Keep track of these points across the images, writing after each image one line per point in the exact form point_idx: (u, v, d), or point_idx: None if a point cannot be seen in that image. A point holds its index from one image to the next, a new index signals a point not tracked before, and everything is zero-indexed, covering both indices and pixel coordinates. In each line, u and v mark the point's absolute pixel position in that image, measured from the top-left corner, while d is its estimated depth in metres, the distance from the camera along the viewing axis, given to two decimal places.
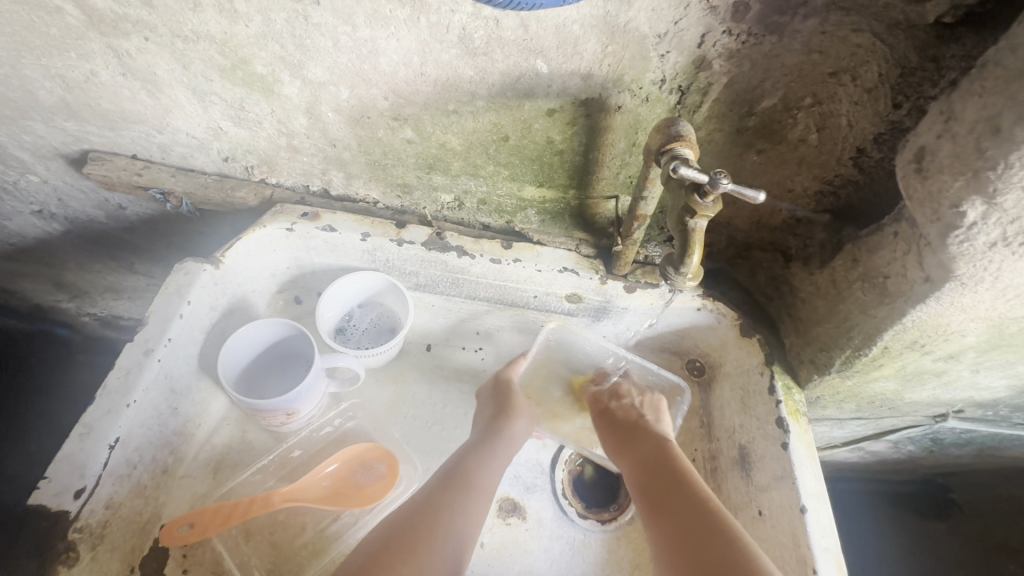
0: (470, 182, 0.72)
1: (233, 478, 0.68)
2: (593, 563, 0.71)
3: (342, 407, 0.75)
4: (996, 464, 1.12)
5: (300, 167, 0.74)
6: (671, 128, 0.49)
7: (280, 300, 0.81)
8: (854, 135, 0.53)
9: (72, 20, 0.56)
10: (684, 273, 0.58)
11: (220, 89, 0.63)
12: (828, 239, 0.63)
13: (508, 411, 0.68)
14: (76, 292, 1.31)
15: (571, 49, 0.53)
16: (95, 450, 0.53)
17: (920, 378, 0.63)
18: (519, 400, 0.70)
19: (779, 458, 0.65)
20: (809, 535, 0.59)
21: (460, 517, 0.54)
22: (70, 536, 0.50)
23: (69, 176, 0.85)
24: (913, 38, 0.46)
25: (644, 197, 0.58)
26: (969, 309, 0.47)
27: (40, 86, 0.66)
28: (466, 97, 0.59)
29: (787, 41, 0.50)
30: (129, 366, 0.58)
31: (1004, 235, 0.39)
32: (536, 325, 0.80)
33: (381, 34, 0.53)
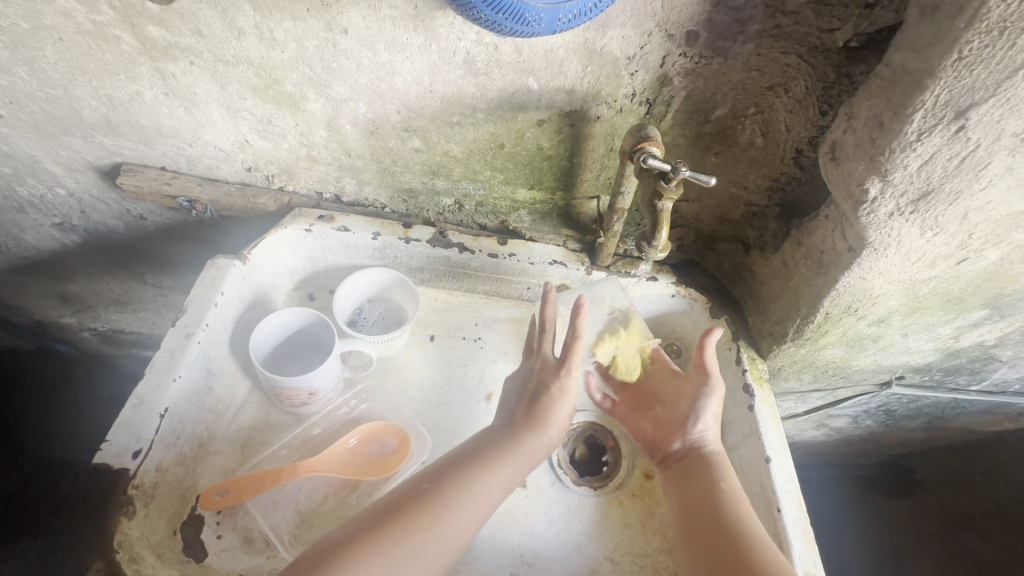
0: (469, 186, 0.82)
1: (258, 454, 0.73)
2: (588, 523, 0.78)
3: (356, 390, 0.81)
4: (947, 438, 1.23)
5: (316, 176, 0.83)
6: (640, 131, 0.59)
7: (295, 296, 0.87)
8: (793, 138, 0.64)
9: (127, 47, 0.65)
10: (655, 247, 0.66)
11: (252, 106, 0.72)
12: (780, 229, 0.72)
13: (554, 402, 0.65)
14: (81, 305, 1.29)
15: (557, 68, 0.63)
16: (147, 417, 0.61)
17: (861, 343, 0.74)
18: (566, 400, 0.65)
19: (747, 418, 0.74)
20: (773, 480, 0.68)
21: (472, 506, 0.57)
22: (129, 491, 0.58)
23: (96, 188, 0.91)
24: (829, 58, 0.56)
25: (621, 192, 0.68)
26: (885, 273, 0.58)
27: (86, 105, 0.74)
28: (468, 110, 0.69)
29: (731, 62, 0.61)
30: (172, 347, 0.66)
31: (898, 206, 0.50)
32: (529, 316, 0.89)
33: (398, 57, 0.63)
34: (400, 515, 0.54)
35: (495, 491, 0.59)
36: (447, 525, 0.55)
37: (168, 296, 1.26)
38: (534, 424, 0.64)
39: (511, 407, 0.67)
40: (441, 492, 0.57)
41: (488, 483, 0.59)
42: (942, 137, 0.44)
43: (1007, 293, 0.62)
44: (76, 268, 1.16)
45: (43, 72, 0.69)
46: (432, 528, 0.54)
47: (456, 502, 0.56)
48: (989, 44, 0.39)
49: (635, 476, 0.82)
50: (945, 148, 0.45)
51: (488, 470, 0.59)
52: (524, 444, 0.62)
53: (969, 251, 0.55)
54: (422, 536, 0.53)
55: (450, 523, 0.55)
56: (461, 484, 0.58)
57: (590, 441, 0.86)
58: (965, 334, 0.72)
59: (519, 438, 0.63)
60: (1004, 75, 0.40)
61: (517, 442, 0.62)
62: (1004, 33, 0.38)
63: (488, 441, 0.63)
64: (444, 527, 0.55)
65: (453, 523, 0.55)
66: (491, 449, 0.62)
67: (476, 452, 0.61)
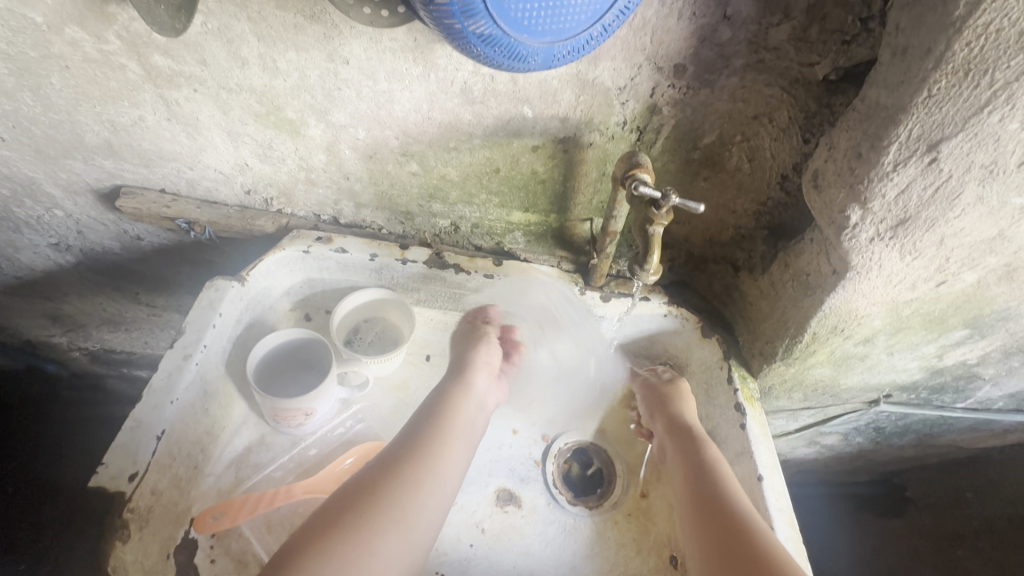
0: (465, 209, 0.83)
1: (254, 476, 0.74)
2: (583, 543, 0.78)
3: (353, 410, 0.82)
4: (936, 455, 1.25)
5: (315, 199, 0.85)
6: (632, 158, 0.62)
7: (291, 316, 0.87)
8: (778, 165, 0.67)
9: (132, 75, 0.67)
10: (647, 269, 0.68)
11: (253, 131, 0.74)
12: (768, 251, 0.74)
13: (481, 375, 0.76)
14: (71, 325, 1.28)
15: (551, 98, 0.66)
16: (145, 439, 0.61)
17: (849, 362, 0.76)
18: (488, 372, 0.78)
19: (739, 436, 0.75)
20: (766, 500, 0.69)
21: (446, 474, 0.62)
22: (124, 515, 0.57)
23: (94, 210, 0.92)
24: (810, 91, 0.59)
25: (614, 216, 0.70)
26: (869, 295, 0.60)
27: (89, 130, 0.75)
28: (465, 137, 0.72)
29: (717, 93, 0.64)
30: (170, 369, 0.66)
31: (878, 231, 0.52)
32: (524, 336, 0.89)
33: (397, 86, 0.65)
34: (379, 486, 0.57)
35: (459, 455, 0.65)
36: (425, 487, 0.59)
37: (162, 316, 1.26)
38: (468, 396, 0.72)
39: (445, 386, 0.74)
40: (405, 461, 0.60)
41: (451, 453, 0.64)
42: (916, 168, 0.47)
43: (986, 313, 0.65)
44: (69, 288, 1.16)
45: (48, 98, 0.71)
46: (408, 494, 0.57)
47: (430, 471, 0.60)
48: (956, 84, 0.42)
49: (630, 496, 0.82)
50: (919, 177, 0.47)
51: (444, 434, 0.65)
52: (463, 414, 0.70)
53: (947, 274, 0.57)
54: (405, 508, 0.56)
55: (427, 492, 0.58)
56: (422, 452, 0.62)
57: (584, 460, 0.86)
58: (948, 353, 0.74)
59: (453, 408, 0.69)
60: (971, 112, 0.42)
61: (457, 412, 0.69)
62: (969, 74, 0.41)
63: (433, 413, 0.68)
64: (427, 500, 0.58)
65: (433, 492, 0.59)
66: (439, 421, 0.67)
67: (420, 426, 0.66)
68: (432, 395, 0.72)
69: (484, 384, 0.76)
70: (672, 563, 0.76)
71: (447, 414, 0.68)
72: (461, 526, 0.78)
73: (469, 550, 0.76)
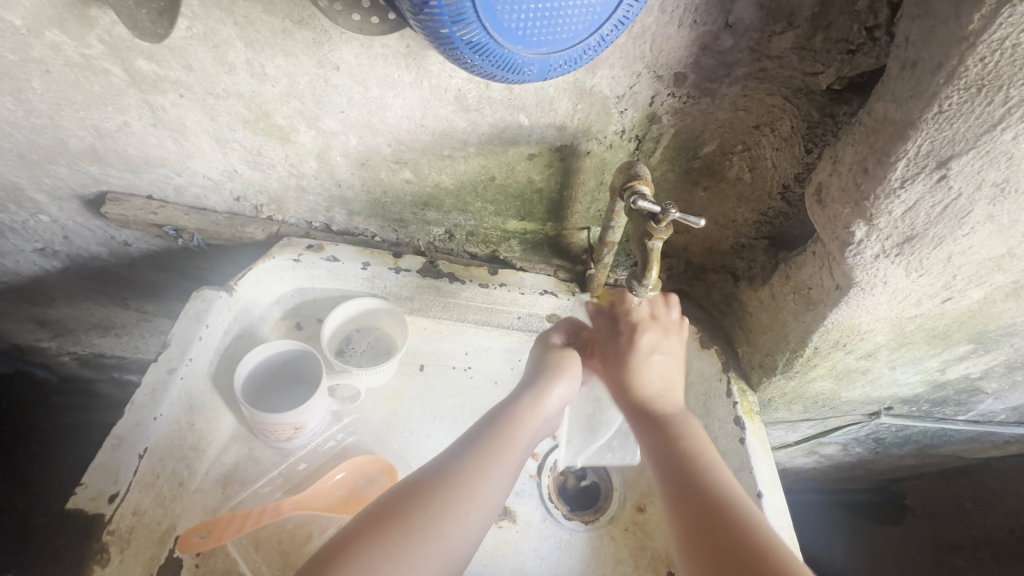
0: (460, 217, 0.81)
1: (242, 491, 0.72)
2: (579, 560, 0.77)
3: (344, 422, 0.80)
4: (935, 464, 1.24)
5: (306, 206, 0.83)
6: (630, 169, 0.60)
7: (282, 326, 0.84)
8: (780, 174, 0.65)
9: (115, 80, 0.65)
10: (646, 284, 0.65)
11: (241, 137, 0.72)
12: (768, 261, 0.73)
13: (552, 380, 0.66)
14: (60, 330, 1.25)
15: (548, 106, 0.64)
16: (125, 457, 0.60)
17: (850, 376, 0.74)
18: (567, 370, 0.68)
19: (738, 451, 0.73)
20: (766, 517, 0.67)
21: (495, 497, 0.55)
22: (103, 538, 0.56)
23: (80, 215, 0.90)
24: (813, 100, 0.58)
25: (612, 226, 0.68)
26: (872, 310, 0.59)
27: (72, 135, 0.73)
28: (459, 145, 0.70)
29: (718, 102, 0.62)
30: (154, 384, 0.65)
31: (884, 248, 0.51)
32: (520, 344, 0.87)
33: (389, 93, 0.64)
34: (417, 501, 0.51)
35: (507, 474, 0.57)
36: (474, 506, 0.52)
37: (152, 322, 1.24)
38: (536, 412, 0.63)
39: (512, 396, 0.65)
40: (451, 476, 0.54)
41: (504, 473, 0.56)
42: (925, 185, 0.46)
43: (991, 329, 0.63)
44: (56, 293, 1.13)
45: (29, 102, 0.68)
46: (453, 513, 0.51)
47: (478, 491, 0.53)
48: (968, 100, 0.40)
49: (627, 510, 0.81)
50: (928, 195, 0.46)
51: (501, 450, 0.58)
52: (525, 434, 0.61)
53: (953, 291, 0.55)
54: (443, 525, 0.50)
55: (471, 513, 0.52)
56: (472, 468, 0.55)
57: (581, 471, 0.85)
58: (951, 367, 0.73)
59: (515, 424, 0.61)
60: (983, 129, 0.41)
61: (521, 429, 0.61)
62: (982, 90, 0.40)
63: (491, 426, 0.60)
64: (470, 518, 0.52)
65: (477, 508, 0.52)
66: (497, 434, 0.59)
67: (475, 440, 0.58)
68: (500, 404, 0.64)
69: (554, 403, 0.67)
70: None
71: (510, 430, 0.60)
72: None
73: None
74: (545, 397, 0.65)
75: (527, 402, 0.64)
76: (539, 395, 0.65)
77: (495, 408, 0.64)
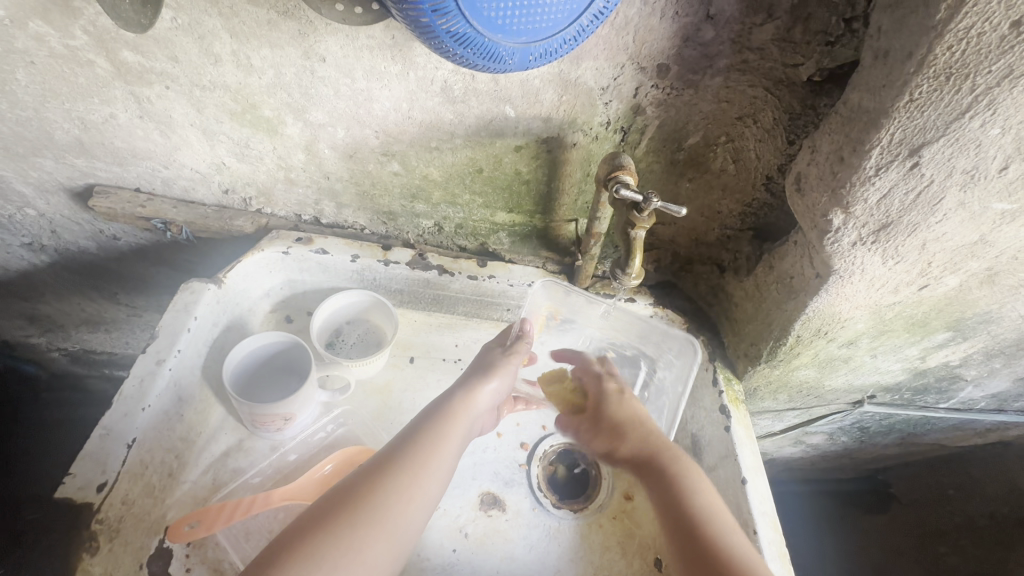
0: (449, 209, 0.82)
1: (233, 482, 0.72)
2: (568, 547, 0.78)
3: (333, 414, 0.80)
4: (920, 453, 1.26)
5: (294, 199, 0.83)
6: (614, 160, 0.61)
7: (272, 318, 0.85)
8: (763, 166, 0.66)
9: (100, 71, 0.65)
10: (629, 274, 0.67)
11: (228, 129, 0.72)
12: (752, 252, 0.74)
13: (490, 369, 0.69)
14: (49, 325, 1.25)
15: (534, 98, 0.65)
16: (114, 448, 0.61)
17: (833, 364, 0.76)
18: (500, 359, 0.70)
19: (723, 439, 0.74)
20: (749, 502, 0.68)
21: (435, 484, 0.56)
22: (92, 526, 0.57)
23: (67, 209, 0.89)
24: (794, 91, 0.59)
25: (598, 217, 0.69)
26: (852, 298, 0.60)
27: (57, 127, 0.73)
28: (447, 136, 0.70)
29: (701, 93, 0.63)
30: (142, 374, 0.66)
31: (860, 236, 0.52)
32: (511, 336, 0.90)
33: (376, 85, 0.64)
34: (375, 485, 0.53)
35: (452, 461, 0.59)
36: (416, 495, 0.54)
37: (143, 317, 1.23)
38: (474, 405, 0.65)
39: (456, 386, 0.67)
40: (408, 461, 0.56)
41: (441, 465, 0.57)
42: (898, 173, 0.47)
43: (968, 316, 0.65)
44: (45, 288, 1.12)
45: (14, 94, 0.68)
46: (398, 503, 0.53)
47: (429, 465, 0.56)
48: (937, 88, 0.41)
49: (616, 498, 0.82)
50: (901, 183, 0.47)
51: (442, 439, 0.59)
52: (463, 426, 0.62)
53: (929, 278, 0.57)
54: (397, 505, 0.52)
55: (418, 496, 0.54)
56: (423, 447, 0.57)
57: (569, 460, 0.86)
58: (931, 354, 0.74)
59: (458, 416, 0.63)
60: (952, 117, 0.42)
61: (460, 420, 0.62)
62: (950, 79, 0.40)
63: (436, 418, 0.61)
64: (416, 505, 0.54)
65: (421, 496, 0.54)
66: (439, 422, 0.61)
67: (421, 426, 0.60)
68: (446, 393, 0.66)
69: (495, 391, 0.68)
70: (656, 565, 0.76)
71: (448, 424, 0.61)
72: (444, 531, 0.77)
73: (452, 554, 0.76)
74: (477, 392, 0.66)
75: (468, 394, 0.65)
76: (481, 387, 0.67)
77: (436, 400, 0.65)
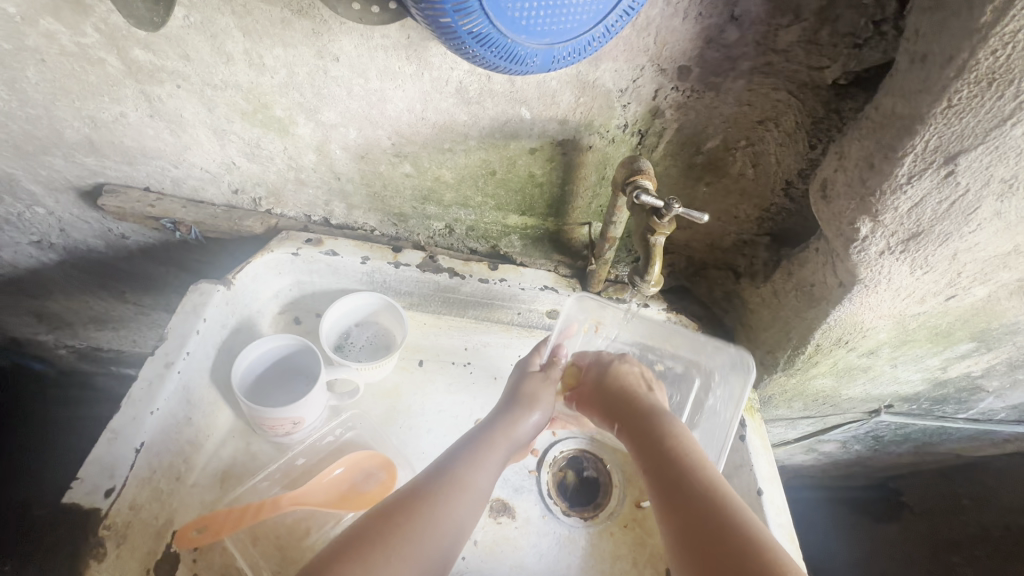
0: (461, 211, 0.81)
1: (240, 486, 0.71)
2: (578, 556, 0.76)
3: (342, 418, 0.79)
4: (933, 463, 1.24)
5: (305, 199, 0.82)
6: (633, 164, 0.59)
7: (281, 319, 0.85)
8: (783, 170, 0.65)
9: (111, 70, 0.64)
10: (647, 280, 0.66)
11: (239, 129, 0.71)
12: (770, 258, 0.73)
13: (533, 398, 0.69)
14: (57, 323, 1.24)
15: (551, 99, 0.63)
16: (122, 452, 0.60)
17: (851, 373, 0.74)
18: (540, 390, 0.71)
19: (738, 448, 0.72)
20: (764, 513, 0.67)
21: (470, 509, 0.57)
22: (99, 533, 0.56)
23: (77, 208, 0.89)
24: (818, 95, 0.57)
25: (613, 222, 0.68)
26: (875, 307, 0.58)
27: (68, 126, 0.72)
28: (460, 138, 0.69)
29: (722, 96, 0.62)
30: (150, 378, 0.65)
31: (888, 245, 0.51)
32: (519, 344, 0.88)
33: (390, 85, 0.63)
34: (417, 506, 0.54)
35: (490, 482, 0.61)
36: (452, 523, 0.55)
37: (150, 316, 1.23)
38: (515, 434, 0.66)
39: (496, 412, 0.68)
40: (448, 486, 0.57)
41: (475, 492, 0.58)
42: (932, 181, 0.45)
43: (994, 327, 0.63)
44: (53, 286, 1.12)
45: (24, 92, 0.68)
46: (433, 529, 0.53)
47: (466, 491, 0.58)
48: (978, 94, 0.40)
49: (627, 506, 0.81)
50: (934, 191, 0.46)
51: (479, 467, 0.61)
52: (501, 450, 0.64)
53: (957, 288, 0.55)
54: (436, 529, 0.54)
55: (453, 524, 0.55)
56: (463, 471, 0.59)
57: (579, 466, 0.85)
58: (952, 365, 0.72)
59: (497, 443, 0.64)
60: (993, 124, 0.40)
61: (498, 447, 0.64)
62: (992, 84, 0.39)
63: (473, 444, 0.63)
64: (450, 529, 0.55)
65: (456, 520, 0.55)
66: (480, 449, 0.62)
67: (459, 453, 0.62)
68: (484, 419, 0.67)
69: (536, 419, 0.69)
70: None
71: (488, 450, 0.63)
72: None
73: (461, 562, 0.74)
74: (520, 422, 0.67)
75: (507, 422, 0.66)
76: (521, 416, 0.68)
77: (473, 429, 0.67)
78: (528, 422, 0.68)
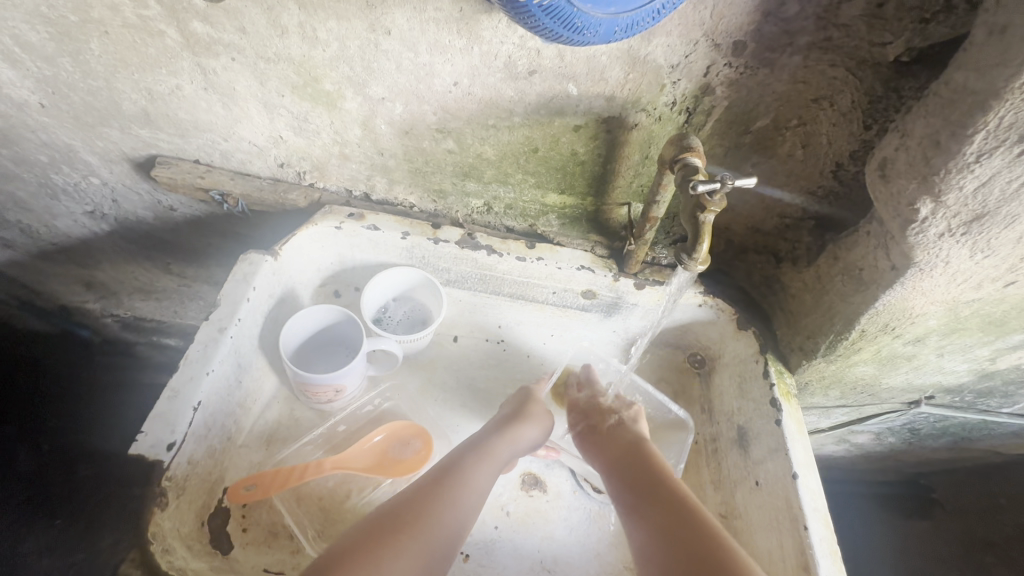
0: (500, 189, 0.81)
1: (284, 449, 0.75)
2: (609, 532, 0.78)
3: (381, 388, 0.82)
4: (969, 460, 1.21)
5: (347, 174, 0.83)
6: (683, 141, 0.59)
7: (322, 293, 0.88)
8: (833, 152, 0.64)
9: (170, 42, 0.66)
10: (695, 259, 0.63)
11: (289, 102, 0.72)
12: (814, 242, 0.72)
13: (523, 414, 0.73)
14: (104, 292, 1.29)
15: (599, 75, 0.63)
16: (181, 410, 0.62)
17: (894, 362, 0.73)
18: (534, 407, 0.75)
19: (773, 433, 0.71)
20: (800, 497, 0.65)
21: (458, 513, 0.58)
22: (161, 484, 0.58)
23: (129, 178, 0.92)
24: (878, 73, 0.56)
25: (657, 201, 0.67)
26: (929, 292, 0.57)
27: (125, 97, 0.75)
28: (505, 114, 0.69)
29: (777, 73, 0.60)
30: (206, 341, 0.67)
31: (949, 227, 0.50)
32: (544, 331, 0.90)
33: (439, 59, 0.63)
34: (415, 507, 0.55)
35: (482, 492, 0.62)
36: (445, 527, 0.56)
37: (192, 287, 1.27)
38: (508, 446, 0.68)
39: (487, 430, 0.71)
40: (440, 491, 0.58)
41: (465, 498, 0.59)
42: (1003, 160, 0.44)
43: None
44: (102, 256, 1.16)
45: (87, 64, 0.70)
46: (428, 530, 0.54)
47: (459, 496, 0.59)
48: None
49: None
50: (1005, 170, 0.44)
51: (466, 476, 0.61)
52: (495, 461, 0.65)
53: (1017, 274, 0.54)
54: (434, 531, 0.54)
55: (448, 525, 0.56)
56: (459, 482, 0.61)
57: None
58: (1002, 356, 0.71)
59: (491, 456, 0.66)
60: None
61: (493, 456, 0.66)
62: None
63: (473, 453, 0.65)
64: (443, 534, 0.55)
65: (448, 525, 0.56)
66: (475, 457, 0.65)
67: (460, 462, 0.63)
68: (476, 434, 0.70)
69: (530, 433, 0.72)
70: None
71: (482, 458, 0.65)
72: (486, 508, 0.78)
73: (494, 532, 0.76)
74: (516, 436, 0.70)
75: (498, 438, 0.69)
76: (516, 432, 0.70)
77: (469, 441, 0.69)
78: (524, 436, 0.71)
